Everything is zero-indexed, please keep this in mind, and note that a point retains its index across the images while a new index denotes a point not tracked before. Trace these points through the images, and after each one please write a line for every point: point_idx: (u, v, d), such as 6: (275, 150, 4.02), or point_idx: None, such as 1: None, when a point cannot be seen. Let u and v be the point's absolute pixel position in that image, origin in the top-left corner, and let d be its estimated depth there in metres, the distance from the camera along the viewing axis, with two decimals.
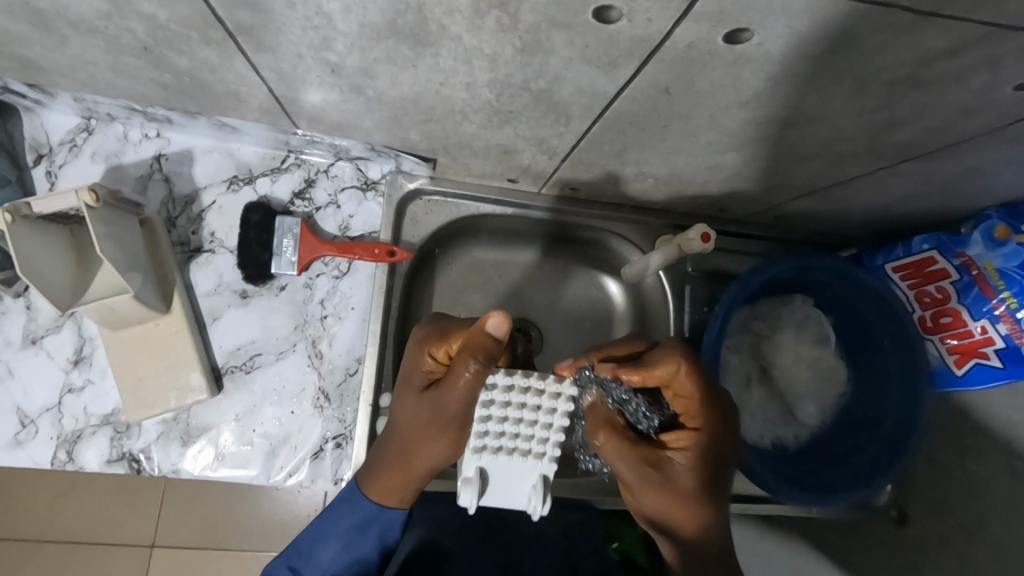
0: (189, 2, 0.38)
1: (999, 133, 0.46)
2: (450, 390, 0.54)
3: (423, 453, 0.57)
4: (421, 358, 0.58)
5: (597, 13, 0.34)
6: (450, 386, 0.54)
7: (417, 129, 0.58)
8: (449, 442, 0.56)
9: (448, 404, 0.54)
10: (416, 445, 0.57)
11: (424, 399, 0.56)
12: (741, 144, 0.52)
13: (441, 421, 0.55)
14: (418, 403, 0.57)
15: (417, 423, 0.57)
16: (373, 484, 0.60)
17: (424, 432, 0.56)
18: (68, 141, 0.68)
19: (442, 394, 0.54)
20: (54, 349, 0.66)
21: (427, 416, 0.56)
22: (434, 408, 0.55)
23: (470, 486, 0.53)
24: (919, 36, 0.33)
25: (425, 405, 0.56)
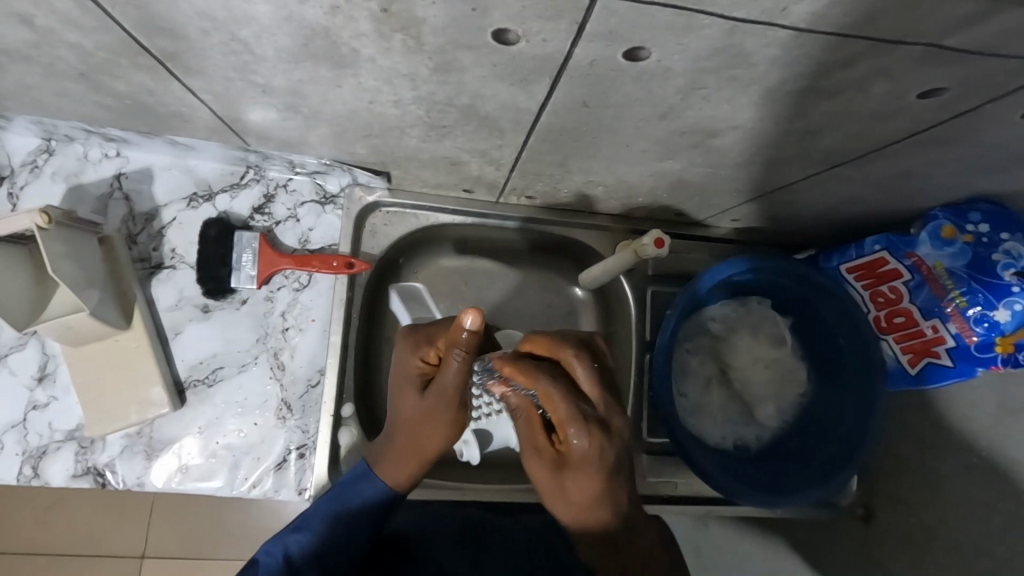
0: (109, 32, 0.39)
1: (918, 137, 0.47)
2: (445, 389, 0.56)
3: (428, 436, 0.59)
4: (411, 360, 0.59)
5: (495, 35, 0.35)
6: (445, 384, 0.56)
7: (362, 144, 0.59)
8: (448, 422, 0.59)
9: (449, 398, 0.57)
10: (423, 434, 0.59)
11: (428, 397, 0.58)
12: (675, 152, 0.53)
13: (448, 412, 0.58)
14: (425, 403, 0.58)
15: (429, 419, 0.58)
16: (386, 462, 0.60)
17: (434, 424, 0.58)
18: (29, 163, 0.69)
19: (442, 389, 0.57)
20: (19, 366, 0.68)
21: (433, 411, 0.58)
22: (444, 402, 0.58)
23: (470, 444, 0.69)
24: (806, 50, 0.34)
25: (433, 403, 0.58)
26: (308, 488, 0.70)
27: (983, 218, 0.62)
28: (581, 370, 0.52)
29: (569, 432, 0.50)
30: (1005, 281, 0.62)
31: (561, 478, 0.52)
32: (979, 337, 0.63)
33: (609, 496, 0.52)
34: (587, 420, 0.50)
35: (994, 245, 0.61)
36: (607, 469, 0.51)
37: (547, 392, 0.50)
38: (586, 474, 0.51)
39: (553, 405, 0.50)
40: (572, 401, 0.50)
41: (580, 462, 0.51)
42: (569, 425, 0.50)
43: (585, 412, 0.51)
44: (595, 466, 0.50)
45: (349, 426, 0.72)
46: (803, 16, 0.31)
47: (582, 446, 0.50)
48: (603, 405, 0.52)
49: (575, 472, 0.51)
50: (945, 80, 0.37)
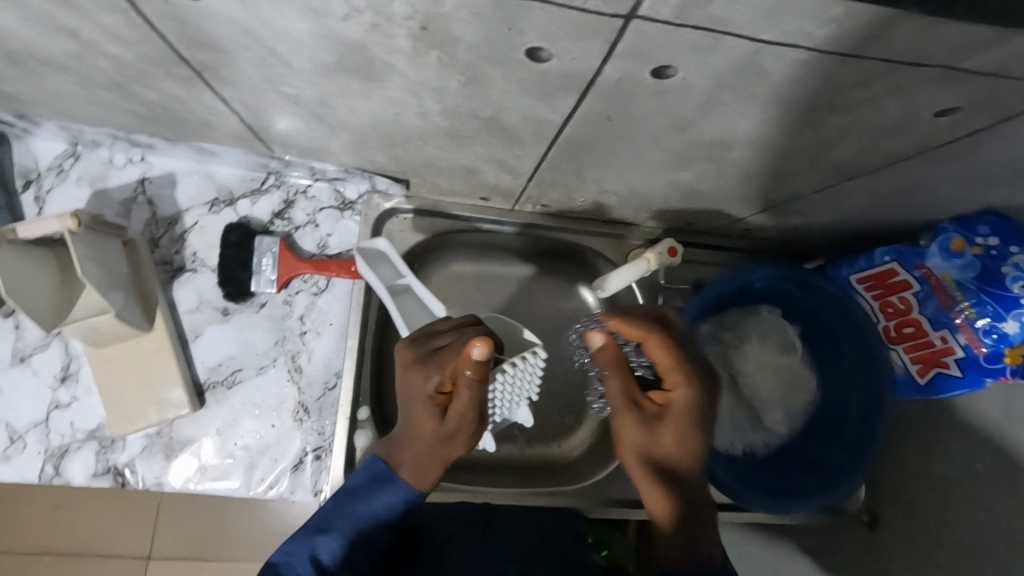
0: (151, 45, 0.41)
1: (932, 152, 0.48)
2: (466, 410, 0.57)
3: (452, 451, 0.60)
4: (426, 386, 0.58)
5: (526, 52, 0.36)
6: (464, 405, 0.57)
7: (384, 152, 0.60)
8: (470, 436, 0.60)
9: (468, 417, 0.58)
10: (450, 449, 0.60)
11: (448, 419, 0.58)
12: (692, 163, 0.54)
13: (468, 429, 0.59)
14: (445, 425, 0.58)
15: (451, 437, 0.59)
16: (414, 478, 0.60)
17: (455, 441, 0.59)
18: (55, 167, 0.71)
19: (463, 411, 0.57)
20: (42, 366, 0.69)
21: (454, 430, 0.58)
22: (463, 422, 0.58)
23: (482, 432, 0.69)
24: (829, 69, 0.36)
25: (453, 423, 0.58)
26: (323, 490, 0.71)
27: (991, 231, 0.63)
28: (677, 333, 0.57)
29: (676, 384, 0.55)
30: (1014, 293, 0.62)
31: (661, 433, 0.55)
32: (987, 347, 0.64)
33: (694, 450, 0.55)
34: (697, 375, 0.55)
35: (1004, 258, 0.62)
36: (699, 420, 0.55)
37: (656, 342, 0.55)
38: (683, 424, 0.54)
39: (665, 358, 0.55)
40: (679, 354, 0.55)
41: (672, 410, 0.55)
42: (677, 374, 0.55)
43: (688, 366, 0.55)
44: (695, 416, 0.55)
45: (363, 429, 0.72)
46: (826, 40, 0.32)
47: (695, 395, 0.55)
48: (701, 364, 0.56)
49: (666, 421, 0.55)
50: (960, 99, 0.39)
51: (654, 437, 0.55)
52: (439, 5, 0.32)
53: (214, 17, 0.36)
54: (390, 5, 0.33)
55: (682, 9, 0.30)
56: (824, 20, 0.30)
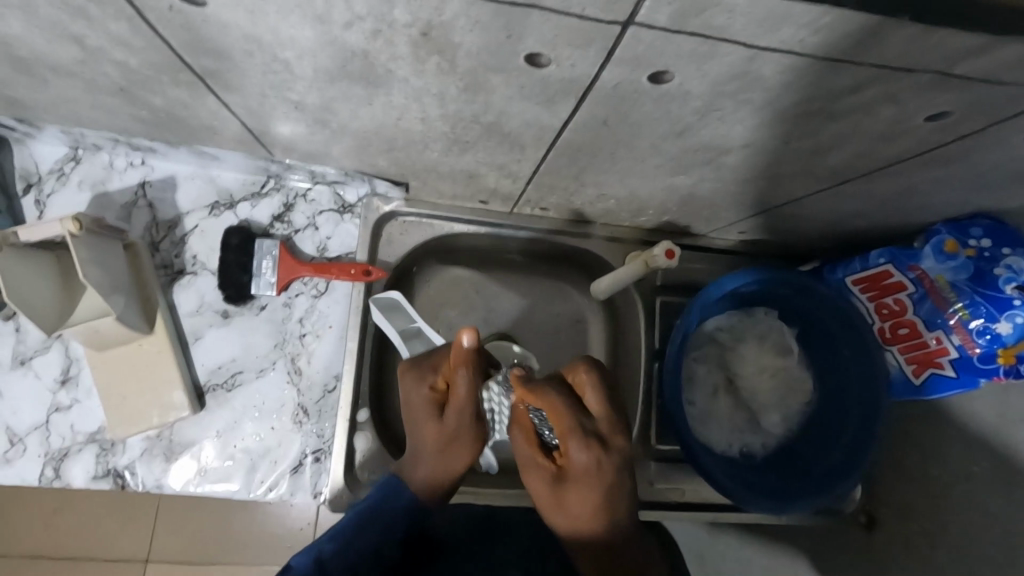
0: (155, 51, 0.41)
1: (925, 157, 0.49)
2: (464, 408, 0.58)
3: (456, 453, 0.60)
4: (421, 388, 0.60)
5: (526, 59, 0.37)
6: (461, 403, 0.58)
7: (384, 156, 0.60)
8: (471, 437, 0.60)
9: (468, 415, 0.58)
10: (453, 452, 0.60)
11: (446, 420, 0.58)
12: (689, 168, 0.55)
13: (471, 428, 0.59)
14: (445, 426, 0.59)
15: (454, 436, 0.59)
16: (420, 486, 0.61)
17: (459, 442, 0.60)
18: (56, 171, 0.71)
19: (460, 410, 0.58)
20: (42, 369, 0.69)
21: (455, 430, 0.59)
22: (463, 420, 0.59)
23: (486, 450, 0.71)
24: (825, 75, 0.36)
25: (453, 423, 0.58)
26: (323, 492, 0.71)
27: (983, 234, 0.64)
28: (585, 390, 0.54)
29: (570, 446, 0.51)
30: (1007, 295, 0.63)
31: (563, 496, 0.53)
32: (981, 348, 0.65)
33: (593, 514, 0.53)
34: (591, 437, 0.51)
35: (995, 260, 0.63)
36: (604, 484, 0.52)
37: (554, 407, 0.52)
38: (586, 489, 0.51)
39: (560, 419, 0.52)
40: (579, 417, 0.52)
41: (581, 475, 0.51)
42: (573, 439, 0.51)
43: (585, 429, 0.52)
44: (595, 479, 0.51)
45: (363, 431, 0.73)
46: (820, 47, 0.33)
47: (584, 455, 0.51)
48: (606, 422, 0.53)
49: (574, 485, 0.52)
50: (953, 105, 0.39)
51: (562, 502, 0.53)
52: (441, 13, 0.33)
53: (219, 24, 0.36)
54: (392, 13, 0.33)
55: (679, 17, 0.31)
56: (817, 29, 0.31)
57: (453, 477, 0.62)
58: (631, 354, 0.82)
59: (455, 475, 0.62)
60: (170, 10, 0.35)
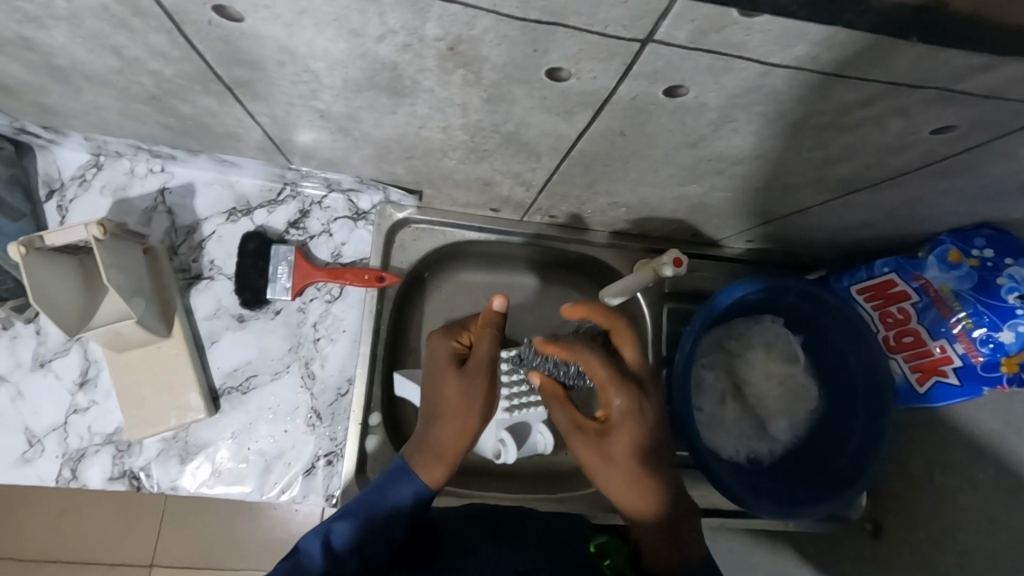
0: (191, 62, 0.43)
1: (931, 168, 0.50)
2: (484, 358, 0.63)
3: (467, 408, 0.63)
4: (446, 342, 0.66)
5: (549, 72, 0.38)
6: (481, 353, 0.63)
7: (402, 165, 0.62)
8: (482, 395, 0.64)
9: (485, 371, 0.64)
10: (460, 409, 0.63)
11: (467, 371, 0.64)
12: (700, 177, 0.56)
13: (483, 388, 0.64)
14: (464, 377, 0.64)
15: (468, 393, 0.63)
16: (423, 446, 0.63)
17: (470, 402, 0.63)
18: (78, 176, 0.73)
19: (479, 363, 0.63)
20: (62, 371, 0.70)
21: (470, 384, 0.64)
22: (479, 376, 0.64)
23: (509, 443, 0.71)
24: (834, 91, 0.38)
25: (471, 376, 0.64)
26: (335, 494, 0.72)
27: (987, 244, 0.65)
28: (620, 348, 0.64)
29: (615, 398, 0.61)
30: (1009, 304, 0.65)
31: (612, 445, 0.61)
32: (984, 357, 0.66)
33: (651, 451, 0.62)
34: (632, 386, 0.62)
35: (998, 269, 0.64)
36: (648, 426, 0.61)
37: (591, 363, 0.62)
38: (632, 437, 0.61)
39: (601, 375, 0.62)
40: (619, 372, 0.62)
41: (626, 423, 0.61)
42: (619, 390, 0.61)
43: (626, 380, 0.62)
44: (632, 424, 0.61)
45: (374, 434, 0.74)
46: (831, 64, 0.34)
47: (638, 408, 0.61)
48: (639, 375, 0.64)
49: (622, 434, 0.61)
50: (957, 119, 0.41)
51: (603, 451, 0.62)
52: (471, 28, 0.34)
53: (256, 37, 0.38)
54: (423, 28, 0.35)
55: (699, 34, 0.32)
56: (829, 46, 0.32)
57: (455, 448, 0.63)
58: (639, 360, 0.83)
59: (458, 446, 0.63)
60: (211, 24, 0.37)
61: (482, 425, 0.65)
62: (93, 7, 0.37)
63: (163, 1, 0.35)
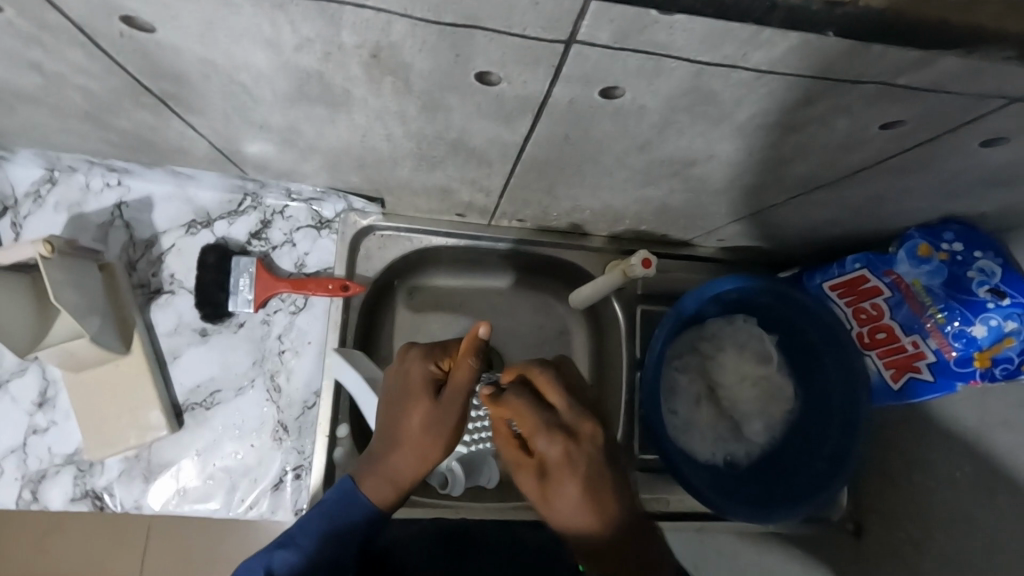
0: (115, 76, 0.42)
1: (888, 164, 0.49)
2: (460, 391, 0.58)
3: (430, 437, 0.59)
4: (425, 365, 0.61)
5: (477, 77, 0.37)
6: (458, 384, 0.58)
7: (356, 174, 0.61)
8: (452, 424, 0.59)
9: (460, 403, 0.59)
10: (426, 439, 0.59)
11: (439, 403, 0.59)
12: (657, 180, 0.55)
13: (452, 422, 0.59)
14: (435, 407, 0.59)
15: (434, 426, 0.59)
16: (373, 476, 0.60)
17: (434, 435, 0.59)
18: (32, 194, 0.71)
19: (457, 392, 0.58)
20: (19, 392, 0.69)
21: (442, 413, 0.59)
22: (452, 409, 0.59)
23: (456, 476, 0.72)
24: (771, 89, 0.36)
25: (443, 407, 0.59)
26: (304, 509, 0.71)
27: (955, 238, 0.64)
28: (546, 386, 0.55)
29: (538, 443, 0.52)
30: (981, 298, 0.64)
31: (550, 493, 0.52)
32: (958, 352, 0.65)
33: (596, 496, 0.51)
34: (559, 429, 0.52)
35: (969, 263, 0.64)
36: (584, 472, 0.51)
37: (519, 409, 0.53)
38: (567, 484, 0.51)
39: (525, 420, 0.53)
40: (542, 415, 0.53)
41: (558, 468, 0.52)
42: (540, 435, 0.52)
43: (551, 423, 0.52)
44: (566, 470, 0.51)
45: (344, 446, 0.71)
46: (762, 62, 0.33)
47: (566, 454, 0.51)
48: (569, 416, 0.53)
49: (557, 481, 0.52)
50: (903, 114, 0.40)
51: (544, 494, 0.53)
52: (388, 35, 0.33)
53: (173, 49, 0.37)
54: (340, 35, 0.34)
55: (620, 35, 0.31)
56: (757, 44, 0.31)
57: (410, 478, 0.60)
58: (614, 365, 0.82)
59: (415, 476, 0.60)
60: (122, 37, 0.36)
61: (445, 456, 0.62)
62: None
63: (68, 14, 0.34)
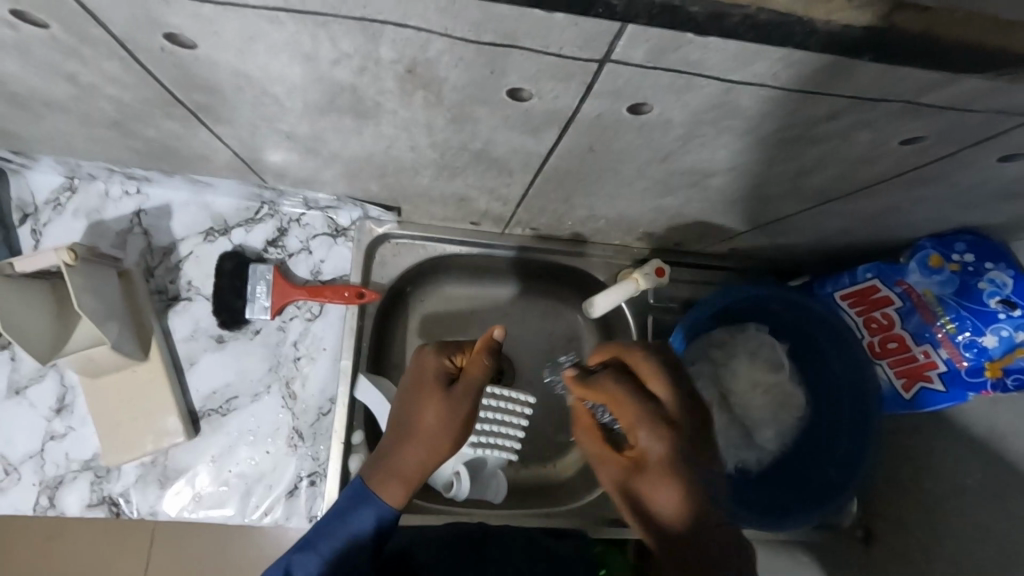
0: (149, 87, 0.42)
1: (905, 177, 0.50)
2: (474, 384, 0.60)
3: (442, 429, 0.59)
4: (437, 359, 0.62)
5: (509, 92, 0.38)
6: (473, 376, 0.60)
7: (376, 182, 0.61)
8: (463, 419, 0.60)
9: (472, 395, 0.60)
10: (437, 432, 0.59)
11: (453, 393, 0.60)
12: (674, 190, 0.56)
13: (464, 414, 0.60)
14: (448, 399, 0.59)
15: (447, 415, 0.59)
16: (381, 470, 0.60)
17: (447, 425, 0.59)
18: (52, 201, 0.72)
19: (471, 385, 0.60)
20: (37, 398, 0.69)
21: (456, 404, 0.59)
22: (465, 400, 0.60)
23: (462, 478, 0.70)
24: (797, 105, 0.37)
25: (456, 398, 0.59)
26: (319, 515, 0.71)
27: (966, 248, 0.66)
28: (649, 375, 0.54)
29: (640, 435, 0.51)
30: (991, 309, 0.64)
31: (644, 489, 0.51)
32: (969, 361, 0.66)
33: (691, 494, 0.49)
34: (662, 421, 0.51)
35: (980, 273, 0.65)
36: (677, 467, 0.50)
37: (617, 398, 0.53)
38: (660, 479, 0.50)
39: (627, 410, 0.52)
40: (647, 405, 0.52)
41: (654, 461, 0.50)
42: (642, 426, 0.51)
43: (653, 414, 0.51)
44: (667, 464, 0.50)
45: (358, 453, 0.71)
46: (791, 79, 0.34)
47: (664, 447, 0.50)
48: (672, 405, 0.52)
49: (652, 476, 0.50)
50: (925, 130, 0.41)
51: (637, 490, 0.52)
52: (426, 52, 0.34)
53: (210, 62, 0.37)
54: (378, 51, 0.34)
55: (655, 53, 0.32)
56: (788, 63, 0.32)
57: (419, 469, 0.59)
58: None
59: (422, 469, 0.59)
60: (162, 50, 0.36)
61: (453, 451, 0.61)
62: (43, 36, 0.36)
63: (112, 29, 0.34)
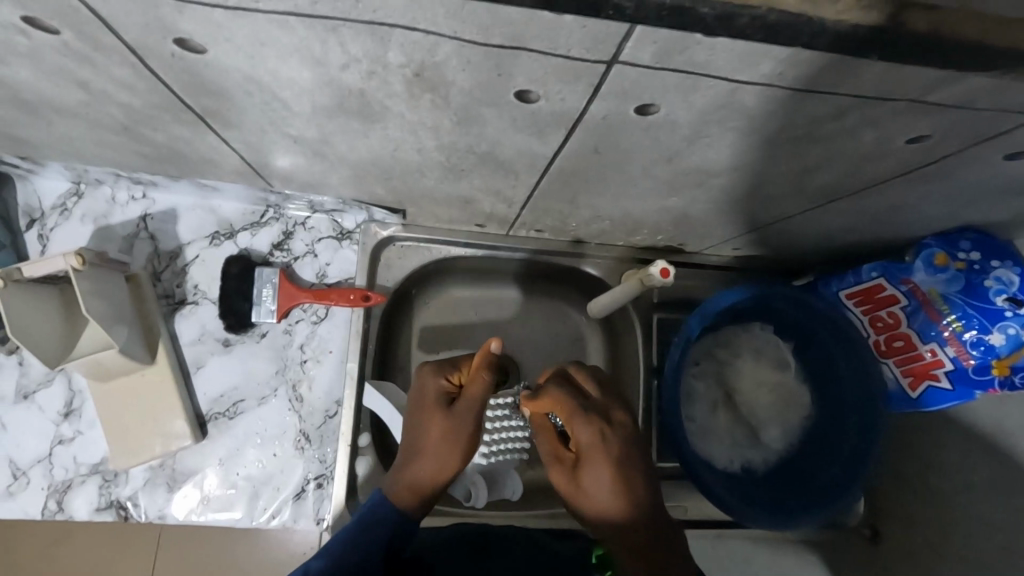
0: (158, 93, 0.43)
1: (911, 175, 0.50)
2: (476, 401, 0.59)
3: (449, 449, 0.58)
4: (436, 379, 0.61)
5: (516, 95, 0.38)
6: (474, 393, 0.59)
7: (381, 185, 0.62)
8: (470, 436, 0.59)
9: (476, 412, 0.59)
10: (442, 452, 0.58)
11: (455, 411, 0.59)
12: (679, 190, 0.56)
13: (469, 430, 0.59)
14: (450, 418, 0.59)
15: (452, 434, 0.59)
16: (391, 479, 0.59)
17: (453, 442, 0.58)
18: (59, 206, 0.72)
19: (473, 402, 0.59)
20: (45, 402, 0.70)
21: (460, 422, 0.59)
22: (470, 416, 0.59)
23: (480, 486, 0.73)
24: (805, 106, 0.38)
25: (459, 415, 0.59)
26: (326, 517, 0.71)
27: (972, 246, 0.66)
28: (584, 381, 0.57)
29: (575, 426, 0.53)
30: (998, 306, 0.65)
31: (585, 478, 0.52)
32: (976, 360, 0.66)
33: (627, 480, 0.51)
34: (594, 413, 0.53)
35: (985, 271, 0.65)
36: (617, 456, 0.52)
37: (556, 397, 0.55)
38: (600, 464, 0.51)
39: (563, 406, 0.54)
40: (581, 400, 0.54)
41: (593, 451, 0.52)
42: (578, 419, 0.53)
43: (587, 408, 0.54)
44: (601, 454, 0.52)
45: (366, 454, 0.72)
46: (800, 79, 0.34)
47: (598, 438, 0.52)
48: (603, 402, 0.55)
49: (591, 465, 0.52)
50: (931, 128, 0.41)
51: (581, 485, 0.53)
52: (434, 55, 0.34)
53: (220, 67, 0.38)
54: (387, 55, 0.35)
55: (662, 54, 0.32)
56: (794, 63, 0.32)
57: (431, 484, 0.59)
58: (630, 372, 0.82)
59: (433, 485, 0.59)
60: (172, 56, 0.37)
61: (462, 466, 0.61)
62: (54, 43, 0.37)
63: (123, 36, 0.35)
